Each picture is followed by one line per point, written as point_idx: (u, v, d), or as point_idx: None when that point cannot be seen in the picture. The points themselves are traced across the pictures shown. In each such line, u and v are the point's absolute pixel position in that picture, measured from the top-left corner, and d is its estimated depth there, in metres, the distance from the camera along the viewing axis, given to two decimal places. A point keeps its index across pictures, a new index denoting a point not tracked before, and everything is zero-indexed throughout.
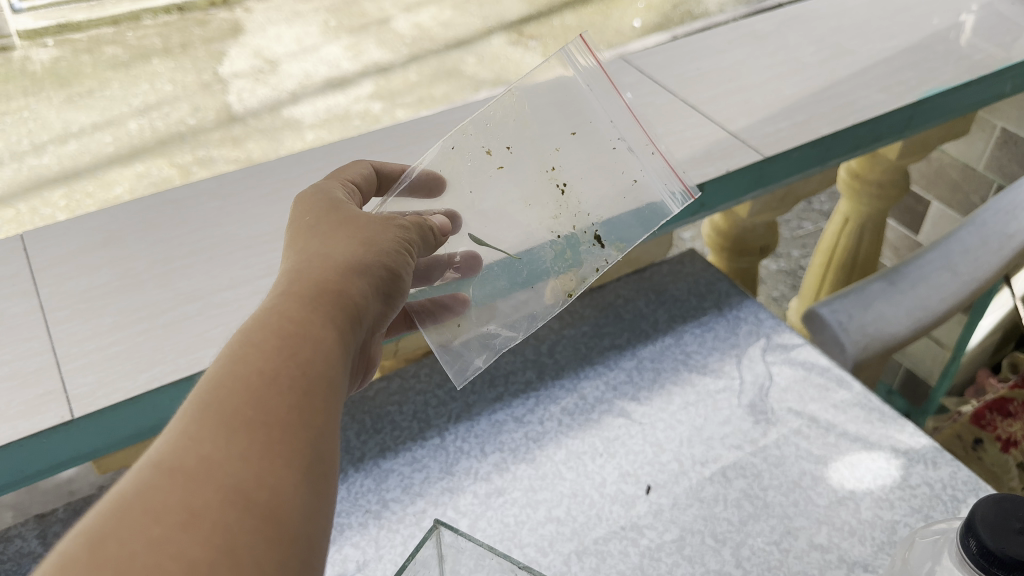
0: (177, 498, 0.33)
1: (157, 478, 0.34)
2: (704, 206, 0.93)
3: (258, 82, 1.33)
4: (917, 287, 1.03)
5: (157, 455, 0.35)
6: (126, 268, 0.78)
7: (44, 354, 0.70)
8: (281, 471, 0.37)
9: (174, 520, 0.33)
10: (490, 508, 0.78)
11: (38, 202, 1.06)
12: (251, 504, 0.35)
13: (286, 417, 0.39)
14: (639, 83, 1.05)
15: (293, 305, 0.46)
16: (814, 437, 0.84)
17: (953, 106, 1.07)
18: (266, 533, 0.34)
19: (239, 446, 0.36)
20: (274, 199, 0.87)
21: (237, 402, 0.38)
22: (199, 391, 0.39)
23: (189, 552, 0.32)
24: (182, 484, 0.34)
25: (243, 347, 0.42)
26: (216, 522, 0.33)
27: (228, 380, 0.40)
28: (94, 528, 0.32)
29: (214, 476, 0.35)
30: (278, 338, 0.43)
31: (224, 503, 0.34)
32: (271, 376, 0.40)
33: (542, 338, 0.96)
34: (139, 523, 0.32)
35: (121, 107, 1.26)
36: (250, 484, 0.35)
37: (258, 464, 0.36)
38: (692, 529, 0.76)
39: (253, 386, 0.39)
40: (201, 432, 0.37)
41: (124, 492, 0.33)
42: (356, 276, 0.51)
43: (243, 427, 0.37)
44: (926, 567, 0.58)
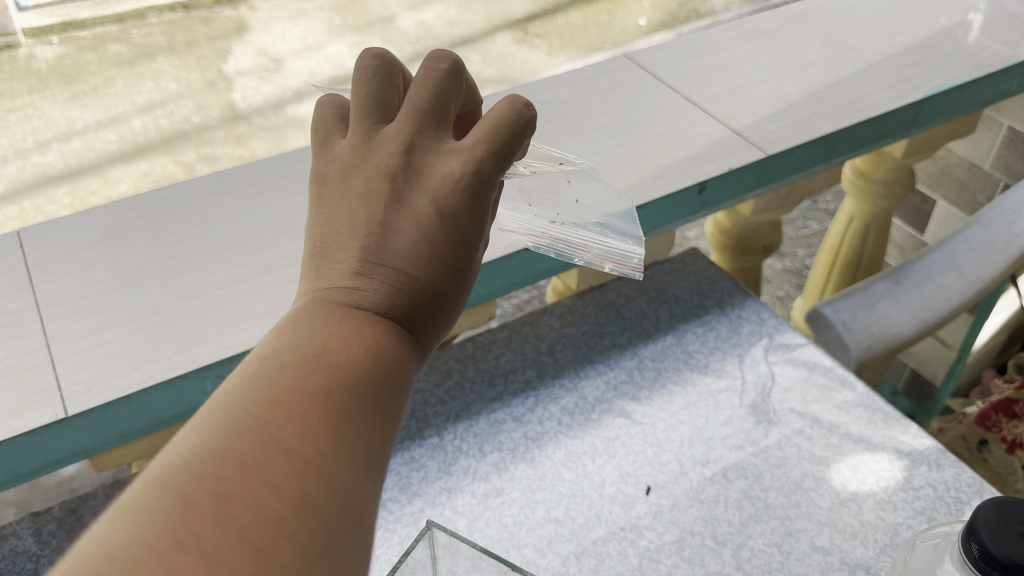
0: (295, 484, 0.32)
1: (273, 454, 0.32)
2: (708, 204, 0.92)
3: (263, 80, 1.25)
4: (921, 286, 1.02)
5: (278, 431, 0.33)
6: (122, 265, 0.78)
7: (38, 352, 0.70)
8: (372, 499, 0.34)
9: (289, 504, 0.31)
10: (488, 508, 0.77)
11: (41, 198, 1.07)
12: (351, 514, 0.33)
13: (384, 446, 0.36)
14: (641, 80, 1.04)
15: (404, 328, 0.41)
16: (816, 438, 0.83)
17: (958, 103, 1.06)
18: (356, 546, 0.32)
19: (352, 453, 0.34)
20: (272, 196, 0.86)
21: (355, 410, 0.35)
22: (320, 375, 0.36)
23: (297, 539, 0.30)
24: (298, 471, 0.32)
25: (365, 356, 0.38)
26: (321, 522, 0.31)
27: (353, 361, 0.37)
28: (220, 483, 0.30)
29: (328, 472, 0.33)
30: (394, 368, 0.38)
31: (331, 504, 0.32)
32: (383, 403, 0.37)
33: (542, 338, 0.95)
34: (257, 495, 0.31)
35: (126, 105, 1.20)
36: (353, 490, 0.33)
37: (361, 478, 0.34)
38: (692, 530, 0.75)
39: (372, 399, 0.36)
40: (320, 424, 0.34)
41: (242, 454, 0.32)
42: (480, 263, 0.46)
43: (358, 440, 0.35)
44: (928, 571, 0.57)
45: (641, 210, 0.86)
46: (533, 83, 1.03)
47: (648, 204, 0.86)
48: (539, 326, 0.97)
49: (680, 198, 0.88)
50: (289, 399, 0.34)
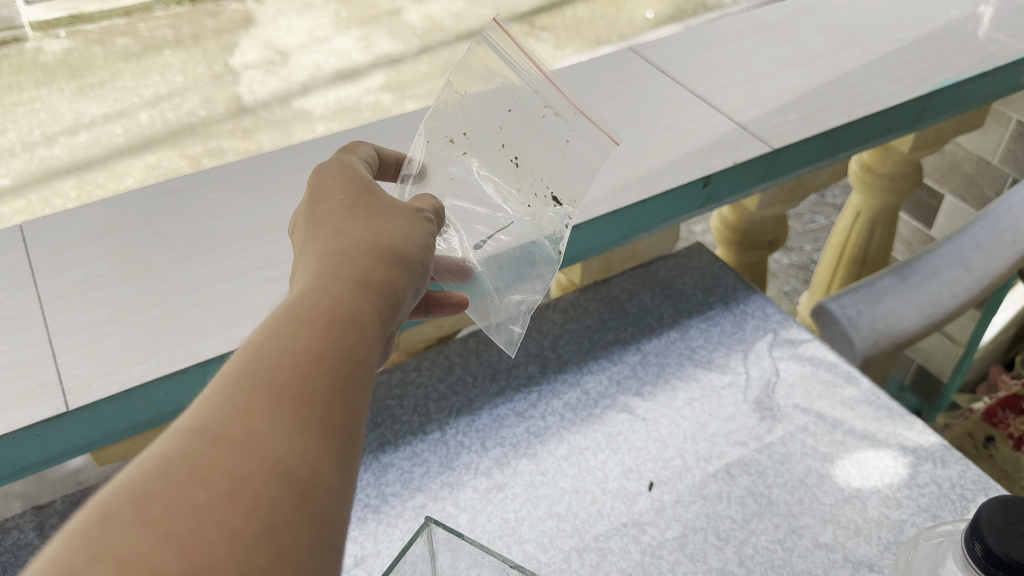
0: (222, 465, 0.31)
1: (201, 443, 0.31)
2: (712, 198, 0.91)
3: (269, 73, 1.25)
4: (928, 282, 1.01)
5: (203, 421, 0.32)
6: (124, 259, 0.78)
7: (40, 346, 0.70)
8: (327, 457, 0.34)
9: (219, 489, 0.30)
10: (490, 504, 0.77)
11: (49, 192, 1.04)
12: (295, 484, 0.32)
13: (333, 399, 0.36)
14: (646, 74, 1.03)
15: (336, 280, 0.42)
16: (820, 434, 0.83)
17: (966, 97, 1.05)
18: (309, 516, 0.31)
19: (285, 422, 0.34)
20: (274, 190, 0.86)
21: (285, 379, 0.35)
22: (237, 362, 0.36)
23: (233, 522, 0.29)
24: (227, 452, 0.31)
25: (287, 322, 0.39)
26: (260, 497, 0.30)
27: (273, 351, 0.37)
28: (136, 485, 0.29)
29: (260, 447, 0.32)
30: (315, 312, 0.40)
31: (268, 477, 0.31)
32: (319, 356, 0.37)
33: (545, 333, 0.95)
34: (184, 487, 0.29)
35: (132, 98, 1.20)
36: (291, 458, 0.32)
37: (303, 444, 0.33)
38: (694, 527, 0.74)
39: (303, 362, 0.37)
40: (249, 403, 0.34)
41: (165, 453, 0.31)
42: (403, 261, 0.47)
43: (294, 405, 0.35)
44: (930, 569, 0.57)
45: (644, 205, 0.85)
46: None
47: (650, 199, 0.85)
48: (542, 322, 0.97)
49: (684, 193, 0.88)
50: (215, 391, 0.34)
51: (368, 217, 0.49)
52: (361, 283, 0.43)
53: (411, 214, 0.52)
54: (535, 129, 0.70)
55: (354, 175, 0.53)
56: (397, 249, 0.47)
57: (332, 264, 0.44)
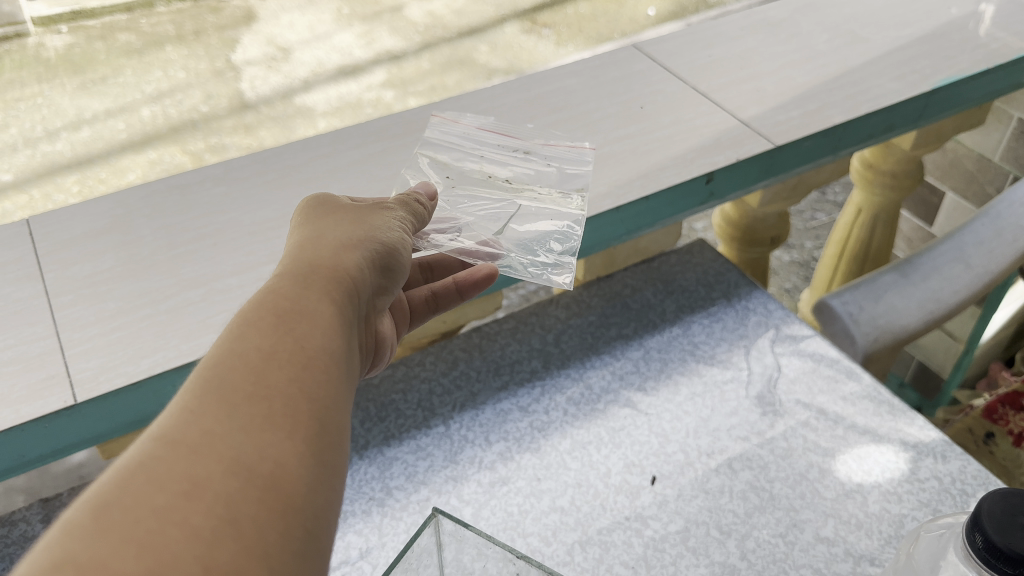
0: (179, 468, 0.32)
1: (157, 450, 0.33)
2: (715, 194, 0.92)
3: (271, 69, 1.25)
4: (929, 278, 1.02)
5: (159, 430, 0.34)
6: (130, 253, 0.78)
7: (48, 339, 0.71)
8: (285, 447, 0.35)
9: (178, 489, 0.31)
10: (494, 497, 0.77)
11: (52, 189, 1.04)
12: (253, 477, 0.33)
13: (287, 392, 0.38)
14: (649, 70, 1.04)
15: (282, 282, 0.45)
16: (821, 429, 0.83)
17: (968, 95, 1.05)
18: (269, 505, 0.33)
19: (239, 420, 0.35)
20: (279, 185, 0.86)
21: (237, 379, 0.37)
22: (193, 374, 0.38)
23: (193, 519, 0.30)
24: (186, 454, 0.33)
25: (236, 327, 0.41)
26: (219, 493, 0.32)
27: (225, 358, 0.38)
28: (97, 494, 0.30)
29: (216, 446, 0.34)
30: (264, 315, 0.42)
31: (226, 473, 0.33)
32: (269, 353, 0.39)
33: (549, 328, 0.96)
34: (143, 491, 0.31)
35: (134, 94, 1.20)
36: (251, 455, 0.34)
37: (259, 438, 0.35)
38: (697, 520, 0.75)
39: (255, 360, 0.38)
40: (202, 407, 0.35)
41: (122, 463, 0.32)
42: (348, 255, 0.49)
43: (247, 403, 0.36)
44: (932, 562, 0.57)
45: (646, 201, 0.86)
46: (540, 73, 1.02)
47: (653, 195, 0.86)
48: (545, 317, 0.97)
49: (686, 189, 0.88)
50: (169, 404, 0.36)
51: (310, 226, 0.53)
52: (305, 279, 0.45)
53: (360, 212, 0.55)
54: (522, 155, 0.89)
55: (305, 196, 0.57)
56: (342, 246, 0.50)
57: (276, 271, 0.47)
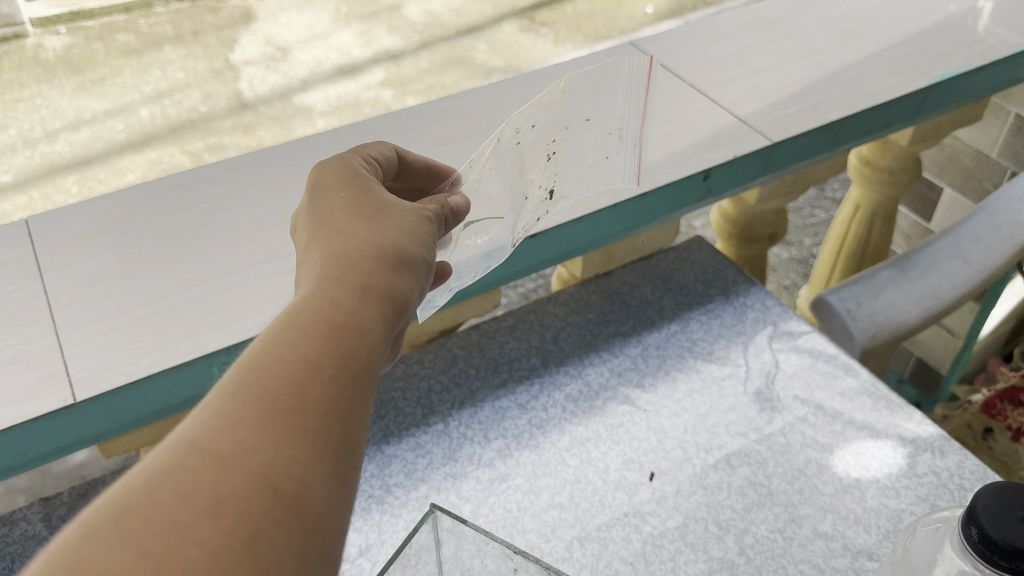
0: (205, 483, 0.32)
1: (187, 458, 0.33)
2: (713, 191, 0.92)
3: (269, 69, 1.26)
4: (927, 274, 1.02)
5: (193, 434, 0.34)
6: (129, 252, 0.79)
7: (48, 338, 0.71)
8: (314, 469, 0.35)
9: (201, 505, 0.31)
10: (493, 494, 0.78)
11: (50, 188, 1.04)
12: (278, 496, 0.33)
13: (327, 410, 0.37)
14: (646, 68, 1.04)
15: (337, 285, 0.43)
16: (820, 425, 0.83)
17: (965, 91, 1.05)
18: (291, 527, 0.33)
19: (273, 433, 0.35)
20: (278, 183, 0.87)
21: (278, 391, 0.36)
22: (237, 369, 0.37)
23: (211, 538, 0.31)
24: (213, 467, 0.33)
25: (286, 329, 0.39)
26: (241, 512, 0.32)
27: (268, 363, 0.37)
28: (122, 501, 0.31)
29: (246, 463, 0.33)
30: (316, 322, 0.40)
31: (251, 493, 0.32)
32: (315, 366, 0.38)
33: (548, 326, 0.96)
34: (166, 504, 0.31)
35: (133, 95, 1.20)
36: (278, 472, 0.34)
37: (289, 455, 0.35)
38: (695, 516, 0.75)
39: (298, 371, 0.38)
40: (239, 415, 0.35)
41: (151, 467, 0.32)
42: (404, 268, 0.47)
43: (281, 415, 0.36)
44: (928, 555, 0.57)
45: (645, 198, 0.87)
46: (537, 71, 1.03)
47: (652, 192, 0.87)
48: (544, 314, 0.98)
49: (685, 186, 0.89)
50: (207, 402, 0.36)
51: (366, 216, 0.50)
52: (361, 289, 0.43)
53: (414, 211, 0.52)
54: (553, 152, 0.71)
55: (359, 172, 0.54)
56: (400, 252, 0.47)
57: (331, 267, 0.45)
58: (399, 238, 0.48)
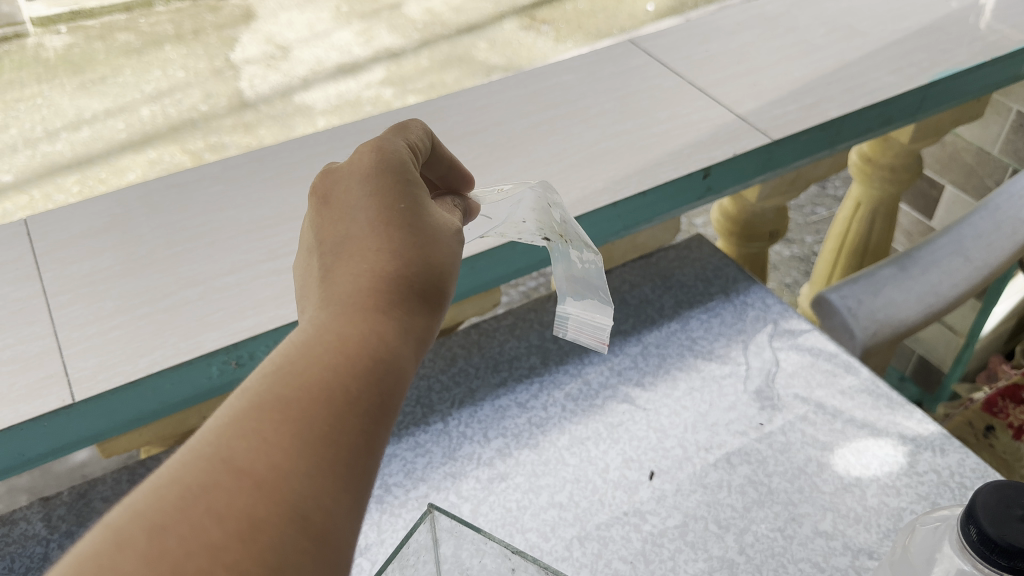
0: (239, 505, 0.32)
1: (223, 478, 0.32)
2: (712, 189, 0.92)
3: (270, 68, 1.25)
4: (928, 271, 1.02)
5: (229, 450, 0.33)
6: (129, 252, 0.79)
7: (47, 338, 0.71)
8: (346, 499, 0.34)
9: (233, 528, 0.31)
10: (493, 493, 0.77)
11: (52, 188, 1.04)
12: (309, 526, 0.33)
13: (362, 444, 0.36)
14: (647, 66, 1.04)
15: (381, 316, 0.42)
16: (820, 423, 0.83)
17: (966, 88, 1.05)
18: (317, 558, 0.33)
19: (309, 460, 0.34)
20: (277, 182, 0.87)
21: (318, 418, 0.36)
22: (278, 385, 0.37)
23: (242, 565, 0.31)
24: (248, 489, 0.32)
25: (333, 355, 0.38)
26: (271, 539, 0.32)
27: (309, 386, 0.37)
28: (155, 515, 0.31)
29: (281, 488, 0.33)
30: (361, 355, 0.39)
31: (284, 521, 0.32)
32: (354, 400, 0.37)
33: (548, 325, 0.96)
34: (199, 523, 0.31)
35: (133, 94, 1.20)
36: (310, 500, 0.33)
37: (323, 484, 0.34)
38: (694, 515, 0.75)
39: (338, 402, 0.37)
40: (276, 437, 0.34)
41: (187, 482, 0.32)
42: (441, 304, 0.46)
43: (318, 440, 0.35)
44: (927, 553, 0.57)
45: (644, 195, 0.86)
46: (537, 70, 1.02)
47: (651, 190, 0.86)
48: (544, 313, 0.97)
49: (684, 184, 0.88)
50: (248, 415, 0.35)
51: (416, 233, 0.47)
52: (406, 331, 0.42)
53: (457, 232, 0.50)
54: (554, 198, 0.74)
55: (408, 168, 0.50)
56: (443, 284, 0.46)
57: (377, 292, 0.43)
58: (447, 265, 0.47)
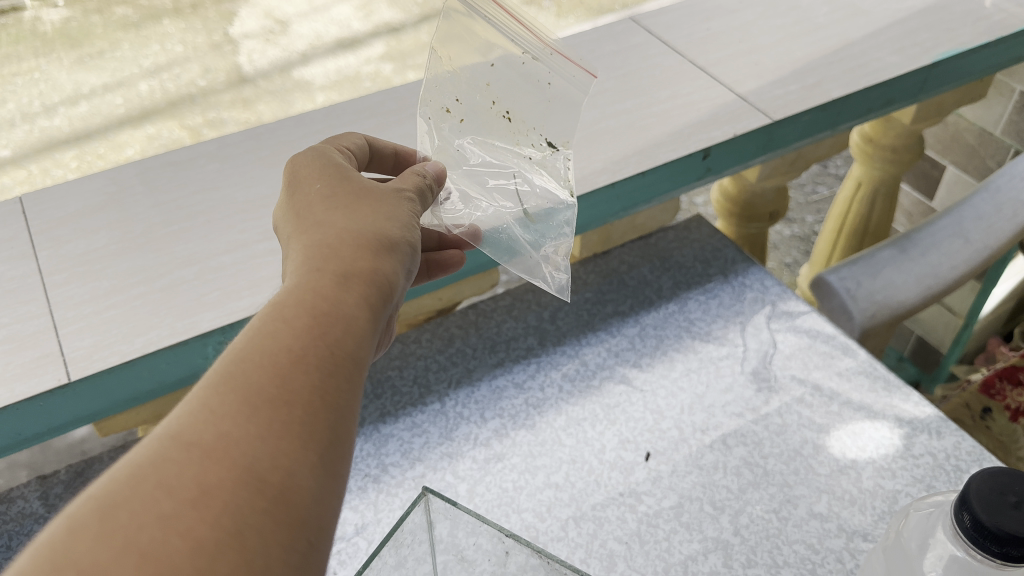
0: (190, 476, 0.32)
1: (173, 451, 0.33)
2: (712, 170, 0.91)
3: (269, 43, 1.24)
4: (928, 253, 1.01)
5: (177, 426, 0.34)
6: (124, 231, 0.78)
7: (42, 317, 0.71)
8: (300, 454, 0.35)
9: (186, 497, 0.31)
10: (489, 473, 0.78)
11: (49, 162, 1.04)
12: (263, 487, 0.33)
13: (312, 398, 0.37)
14: (647, 44, 1.03)
15: (320, 273, 0.43)
16: (817, 405, 0.83)
17: (968, 68, 1.04)
18: (275, 517, 0.33)
19: (257, 422, 0.35)
20: (273, 160, 0.86)
21: (263, 381, 0.36)
22: (225, 360, 0.37)
23: (197, 530, 0.30)
24: (199, 459, 0.33)
25: (271, 318, 0.39)
26: (227, 503, 0.32)
27: (252, 353, 0.37)
28: (106, 494, 0.31)
29: (231, 454, 0.33)
30: (301, 308, 0.40)
31: (237, 484, 0.32)
32: (300, 354, 0.38)
33: (545, 305, 0.95)
34: (151, 496, 0.31)
35: (132, 68, 1.18)
36: (265, 463, 0.34)
37: (275, 445, 0.34)
38: (691, 496, 0.75)
39: (282, 358, 0.37)
40: (223, 407, 0.35)
41: (137, 461, 0.32)
42: (388, 252, 0.47)
43: (265, 405, 0.35)
44: (920, 539, 0.56)
45: (644, 176, 0.85)
46: None
47: (650, 170, 0.85)
48: (542, 294, 0.97)
49: (683, 164, 0.87)
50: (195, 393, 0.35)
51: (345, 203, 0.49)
52: (347, 278, 0.43)
53: (391, 194, 0.51)
54: (523, 86, 0.74)
55: (327, 156, 0.53)
56: (382, 233, 0.47)
57: (316, 255, 0.44)
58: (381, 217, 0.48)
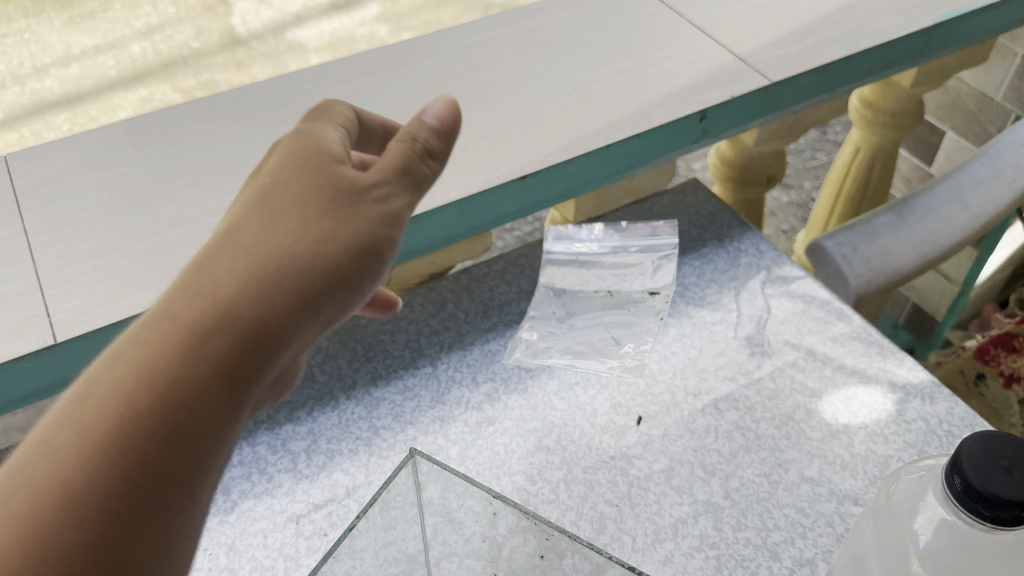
0: (73, 435, 0.38)
1: (68, 405, 0.39)
2: (708, 133, 0.90)
3: (262, 3, 1.22)
4: (925, 218, 1.00)
5: (84, 379, 0.40)
6: (111, 191, 0.77)
7: (28, 278, 0.70)
8: (158, 422, 0.39)
9: (62, 454, 0.37)
10: (480, 436, 0.77)
11: (40, 125, 1.02)
12: (130, 453, 0.38)
13: (200, 365, 0.41)
14: (644, 3, 1.01)
15: (246, 229, 0.45)
16: (810, 370, 0.83)
17: (970, 30, 1.02)
18: (134, 483, 0.38)
19: (145, 389, 0.39)
20: (263, 120, 0.84)
21: (158, 347, 0.40)
22: (150, 314, 0.42)
23: (73, 485, 0.37)
24: (78, 425, 0.38)
25: (189, 281, 0.43)
26: (91, 459, 0.37)
27: (161, 317, 0.41)
28: (61, 410, 0.39)
29: (114, 415, 0.38)
30: (223, 270, 0.43)
31: (102, 446, 0.38)
32: (198, 319, 0.41)
33: (539, 270, 0.95)
34: (53, 440, 0.38)
35: (124, 31, 1.16)
36: (134, 426, 0.38)
37: (149, 408, 0.39)
38: (681, 460, 0.75)
39: (183, 324, 0.41)
40: (116, 369, 0.40)
41: (71, 398, 0.39)
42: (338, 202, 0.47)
43: (150, 372, 0.39)
44: (911, 505, 0.55)
45: (639, 138, 0.84)
46: (533, 6, 0.99)
47: (645, 133, 0.84)
48: (535, 258, 0.96)
49: (680, 127, 0.86)
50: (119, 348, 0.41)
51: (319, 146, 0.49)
52: (266, 232, 0.45)
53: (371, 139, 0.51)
54: None
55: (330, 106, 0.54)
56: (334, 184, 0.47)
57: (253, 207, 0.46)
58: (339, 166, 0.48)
